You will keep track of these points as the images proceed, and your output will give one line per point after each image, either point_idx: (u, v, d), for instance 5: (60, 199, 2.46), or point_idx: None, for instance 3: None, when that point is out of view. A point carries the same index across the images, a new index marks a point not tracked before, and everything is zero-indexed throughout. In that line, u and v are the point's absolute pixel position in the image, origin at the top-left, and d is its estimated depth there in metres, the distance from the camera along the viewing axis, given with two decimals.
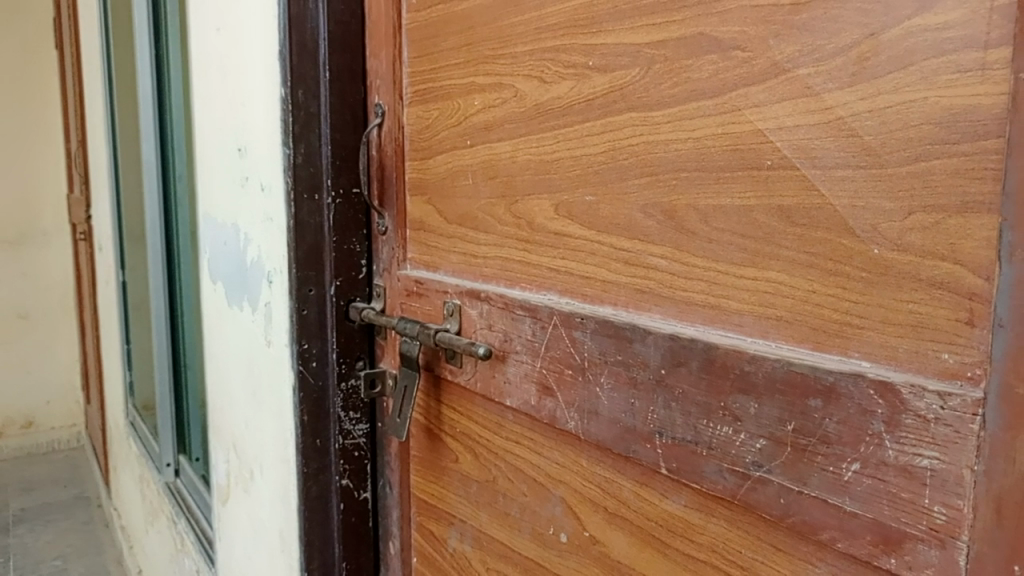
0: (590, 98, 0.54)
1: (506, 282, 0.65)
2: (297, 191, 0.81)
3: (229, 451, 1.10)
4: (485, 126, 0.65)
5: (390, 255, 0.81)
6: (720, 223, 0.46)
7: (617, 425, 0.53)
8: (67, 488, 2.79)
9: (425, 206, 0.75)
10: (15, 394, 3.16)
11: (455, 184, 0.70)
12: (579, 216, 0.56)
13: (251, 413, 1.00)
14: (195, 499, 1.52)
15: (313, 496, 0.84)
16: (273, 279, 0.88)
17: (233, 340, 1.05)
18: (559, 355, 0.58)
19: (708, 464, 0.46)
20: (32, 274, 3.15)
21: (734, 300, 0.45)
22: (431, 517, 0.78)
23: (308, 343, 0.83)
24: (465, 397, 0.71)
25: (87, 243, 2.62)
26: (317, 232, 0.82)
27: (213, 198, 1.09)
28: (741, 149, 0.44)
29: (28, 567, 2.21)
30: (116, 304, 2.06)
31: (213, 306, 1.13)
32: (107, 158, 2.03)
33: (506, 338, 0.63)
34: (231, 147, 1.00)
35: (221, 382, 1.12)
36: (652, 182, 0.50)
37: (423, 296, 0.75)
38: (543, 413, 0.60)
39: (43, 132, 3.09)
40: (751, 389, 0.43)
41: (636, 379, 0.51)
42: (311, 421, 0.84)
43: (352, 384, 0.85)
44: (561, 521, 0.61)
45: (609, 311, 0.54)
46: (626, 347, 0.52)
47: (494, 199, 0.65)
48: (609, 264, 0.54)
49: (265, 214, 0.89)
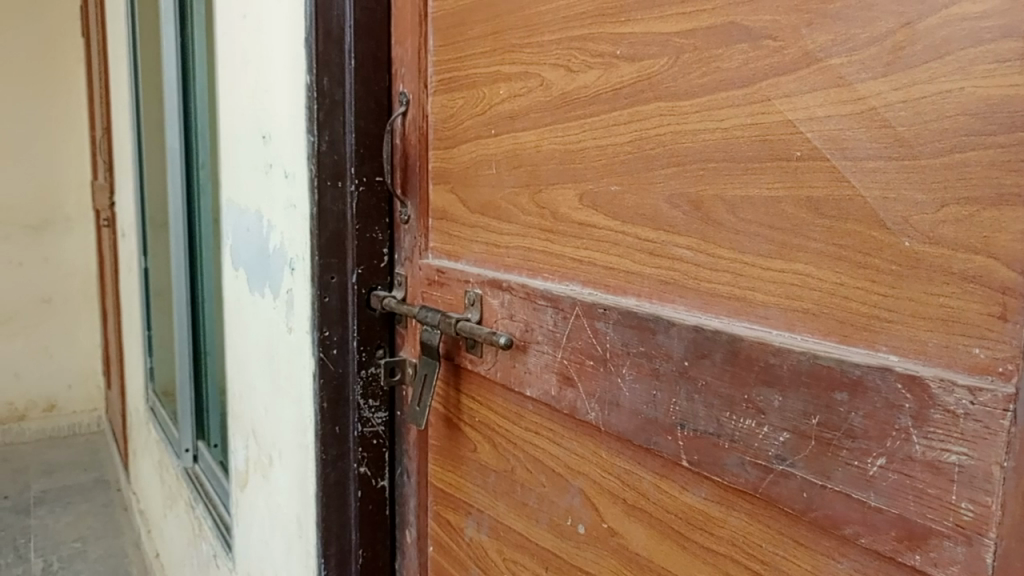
0: (617, 88, 0.54)
1: (528, 271, 0.65)
2: (320, 178, 0.81)
3: (249, 438, 1.11)
4: (511, 115, 0.65)
5: (412, 244, 0.81)
6: (746, 213, 0.45)
7: (638, 416, 0.52)
8: (86, 471, 2.82)
9: (448, 195, 0.75)
10: (39, 378, 3.20)
11: (478, 173, 0.70)
12: (603, 206, 0.56)
13: (271, 399, 1.00)
14: (213, 484, 1.53)
15: (331, 482, 0.85)
16: (295, 266, 0.89)
17: (255, 327, 1.06)
18: (581, 345, 0.58)
19: (730, 456, 0.46)
20: (57, 260, 3.19)
21: (761, 292, 0.45)
22: (449, 507, 0.78)
23: (329, 331, 0.83)
24: (484, 386, 0.71)
25: (111, 230, 2.64)
26: (339, 219, 0.82)
27: (237, 186, 1.10)
28: (769, 139, 0.44)
29: (48, 548, 2.24)
30: (138, 289, 2.09)
31: (235, 294, 1.14)
32: (131, 148, 2.04)
33: (527, 328, 0.63)
34: (256, 135, 1.01)
35: (242, 370, 1.13)
36: (678, 173, 0.50)
37: (444, 286, 0.75)
38: (563, 403, 0.60)
39: (66, 121, 3.13)
40: (775, 381, 0.43)
41: (659, 371, 0.51)
42: (331, 407, 0.84)
43: (372, 372, 0.85)
44: (579, 511, 0.60)
45: (632, 302, 0.54)
46: (649, 339, 0.51)
47: (518, 188, 0.65)
48: (633, 254, 0.54)
49: (289, 201, 0.90)
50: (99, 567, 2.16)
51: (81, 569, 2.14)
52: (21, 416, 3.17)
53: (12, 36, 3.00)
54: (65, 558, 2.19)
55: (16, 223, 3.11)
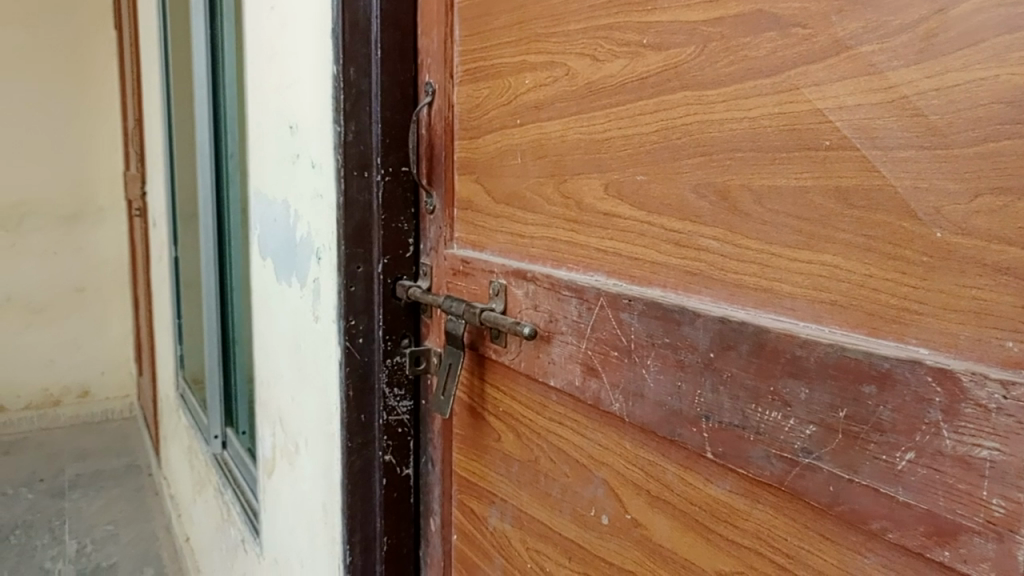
0: (643, 77, 0.54)
1: (553, 262, 0.65)
2: (347, 168, 0.82)
3: (276, 426, 1.12)
4: (536, 105, 0.65)
5: (437, 234, 0.81)
6: (774, 204, 0.45)
7: (663, 408, 0.52)
8: (118, 457, 2.87)
9: (473, 185, 0.75)
10: (73, 365, 3.27)
11: (503, 164, 0.70)
12: (628, 196, 0.56)
13: (298, 388, 1.01)
14: (241, 470, 1.55)
15: (357, 470, 0.85)
16: (321, 256, 0.89)
17: (282, 316, 1.06)
18: (605, 336, 0.57)
19: (755, 449, 0.45)
20: (90, 249, 3.25)
21: (788, 283, 0.44)
22: (472, 496, 0.79)
23: (354, 320, 0.84)
24: (508, 376, 0.71)
25: (142, 219, 2.69)
26: (366, 209, 0.83)
27: (265, 177, 1.11)
28: (798, 128, 0.43)
29: (82, 530, 2.29)
30: (169, 278, 2.13)
31: (263, 283, 1.15)
32: (163, 140, 2.07)
33: (551, 319, 0.63)
34: (284, 126, 1.01)
35: (270, 358, 1.14)
36: (705, 163, 0.49)
37: (469, 276, 0.75)
38: (587, 394, 0.60)
39: (100, 113, 3.17)
40: (802, 373, 0.42)
41: (684, 362, 0.50)
42: (356, 396, 0.85)
43: (398, 361, 0.85)
44: (602, 502, 0.60)
45: (657, 293, 0.53)
46: (674, 330, 0.51)
47: (543, 178, 0.65)
48: (658, 245, 0.54)
49: (316, 191, 0.90)
50: (130, 550, 2.20)
51: (114, 551, 2.18)
52: (55, 402, 3.24)
53: (48, 29, 3.05)
54: (98, 540, 2.24)
55: (50, 212, 3.16)
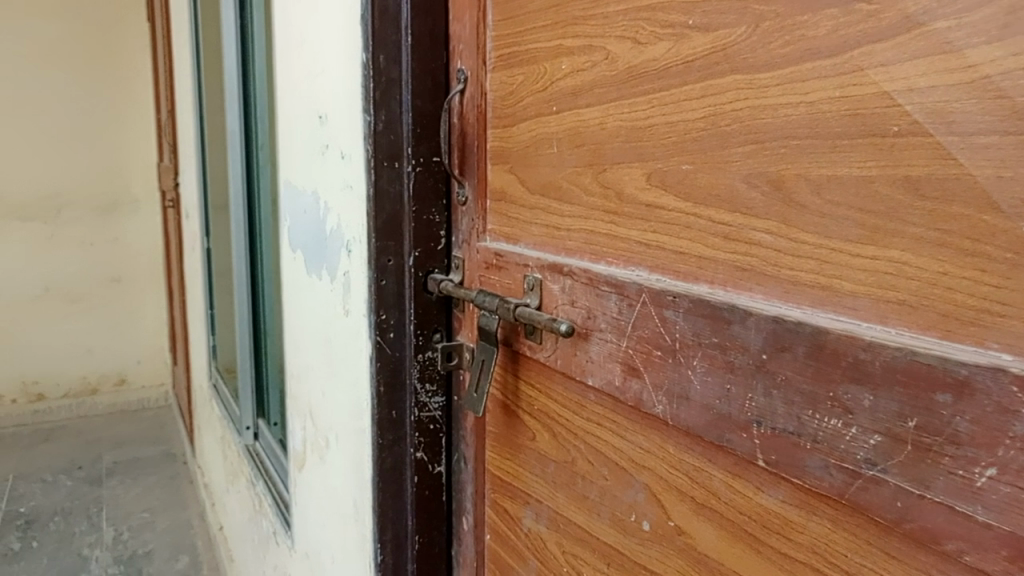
0: (689, 60, 0.51)
1: (590, 255, 0.62)
2: (377, 159, 0.80)
3: (306, 419, 1.11)
4: (573, 91, 0.62)
5: (469, 226, 0.79)
6: (834, 195, 0.42)
7: (710, 411, 0.49)
8: (154, 444, 2.90)
9: (506, 175, 0.73)
10: (110, 354, 3.31)
11: (539, 153, 0.67)
12: (672, 186, 0.53)
13: (328, 381, 0.99)
14: (273, 461, 1.54)
15: (388, 467, 0.84)
16: (351, 248, 0.87)
17: (312, 309, 1.05)
18: (647, 335, 0.54)
19: (813, 458, 0.42)
20: (125, 239, 3.28)
21: (849, 281, 0.41)
22: (506, 495, 0.76)
23: (385, 314, 0.82)
24: (543, 374, 0.69)
25: (174, 210, 2.70)
26: (396, 201, 0.81)
27: (295, 168, 1.09)
28: (861, 113, 0.40)
29: (119, 518, 2.32)
30: (201, 269, 2.13)
31: (293, 275, 1.14)
32: (194, 131, 2.07)
33: (589, 315, 0.60)
34: (313, 116, 0.99)
35: (300, 352, 1.12)
36: (757, 151, 0.46)
37: (502, 269, 0.73)
38: (627, 395, 0.57)
39: (133, 104, 3.20)
40: (866, 379, 0.39)
41: (733, 364, 0.47)
42: (387, 392, 0.83)
43: (429, 356, 0.83)
44: (643, 507, 0.58)
45: (704, 289, 0.50)
46: (723, 329, 0.48)
47: (580, 168, 0.62)
48: (706, 238, 0.51)
49: (346, 182, 0.88)
50: (165, 538, 2.22)
51: (149, 539, 2.20)
52: (93, 390, 3.29)
53: (83, 21, 3.07)
54: (134, 527, 2.27)
55: (86, 203, 3.19)
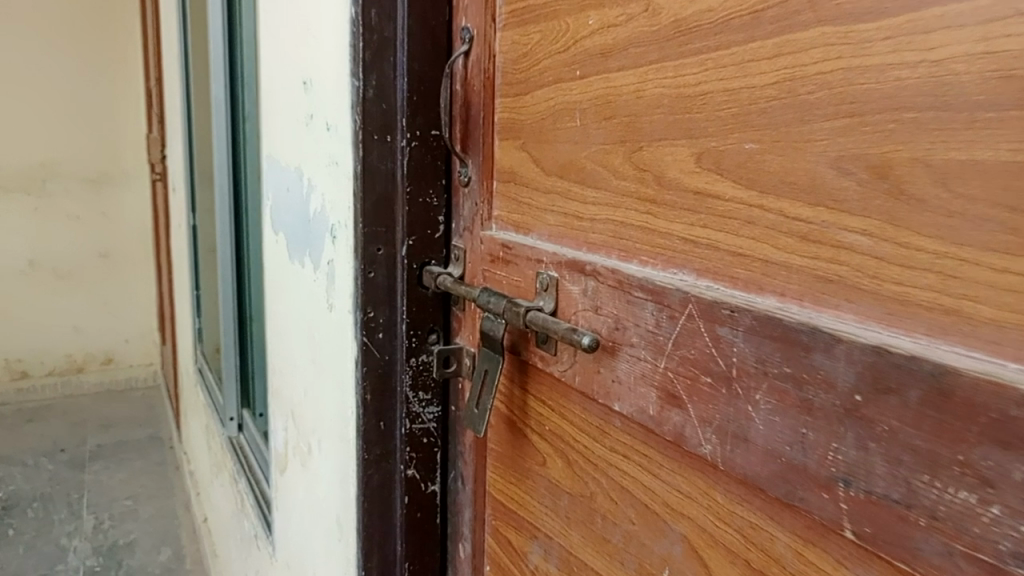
0: (758, 9, 0.40)
1: (619, 253, 0.51)
2: (367, 131, 0.68)
3: (289, 420, 1.00)
4: (602, 52, 0.52)
5: (473, 212, 0.68)
6: (967, 188, 0.31)
7: (778, 460, 0.39)
8: (141, 427, 2.80)
9: (518, 152, 0.62)
10: (97, 331, 3.20)
11: (558, 127, 0.57)
12: (730, 170, 0.42)
13: (311, 381, 0.88)
14: (257, 454, 1.44)
15: (375, 485, 0.73)
16: (336, 234, 0.76)
17: (294, 299, 0.94)
18: (693, 356, 0.44)
19: (928, 540, 0.32)
20: (114, 214, 3.16)
21: (988, 305, 0.30)
22: (509, 525, 0.66)
23: (373, 311, 0.71)
24: (558, 390, 0.58)
25: (163, 184, 2.58)
26: (388, 180, 0.70)
27: (279, 140, 0.98)
28: (1015, 75, 0.29)
29: (101, 505, 2.22)
30: (188, 247, 2.02)
31: (275, 259, 1.03)
32: (182, 101, 1.95)
33: (617, 326, 0.50)
34: (297, 82, 0.88)
35: (282, 345, 1.02)
36: (851, 127, 0.35)
37: (511, 265, 0.62)
38: (665, 427, 0.46)
39: (124, 73, 3.06)
40: (1014, 444, 0.28)
41: (812, 403, 0.37)
42: (375, 400, 0.72)
43: (423, 361, 0.72)
44: (680, 563, 0.47)
45: (771, 303, 0.40)
46: (798, 358, 0.37)
47: (609, 145, 0.52)
48: (775, 238, 0.40)
49: (331, 158, 0.76)
50: (149, 528, 2.13)
51: (132, 528, 2.11)
52: (80, 368, 3.19)
53: None
54: (117, 516, 2.17)
55: (74, 175, 3.07)
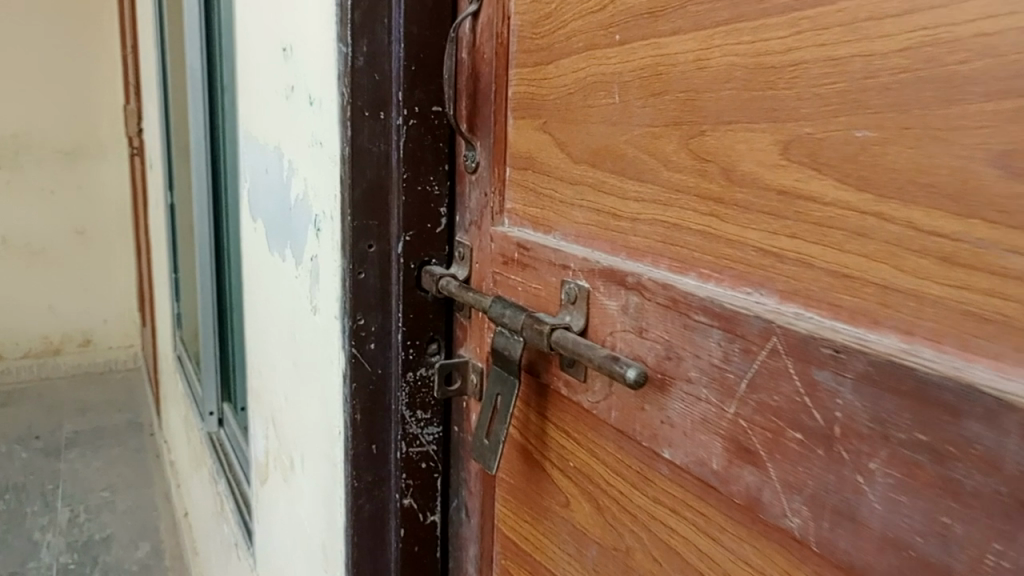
0: None
1: (671, 263, 0.41)
2: (356, 106, 0.58)
3: (268, 427, 0.90)
4: (651, 11, 0.41)
5: (481, 203, 0.58)
6: None
7: (903, 553, 0.29)
8: (120, 412, 2.70)
9: (537, 133, 0.52)
10: (74, 312, 3.08)
11: (590, 103, 0.47)
12: (833, 165, 0.32)
13: (292, 390, 0.79)
14: (236, 452, 1.35)
15: (366, 516, 0.64)
16: (320, 226, 0.66)
17: (274, 295, 0.83)
18: (778, 403, 0.34)
19: None
20: (91, 188, 3.03)
21: None
22: (523, 570, 0.57)
23: (364, 318, 0.61)
24: (587, 422, 0.48)
25: (140, 159, 2.45)
26: (381, 165, 0.59)
27: (256, 116, 0.87)
28: None
29: (76, 496, 2.12)
30: (165, 225, 1.91)
31: (253, 248, 0.92)
32: (157, 71, 1.83)
33: (670, 355, 0.40)
34: (275, 50, 0.77)
35: (261, 343, 0.92)
36: None
37: (529, 269, 0.52)
38: (735, 487, 0.37)
39: (100, 40, 2.91)
40: None
41: (959, 487, 0.27)
42: (366, 420, 0.62)
43: (423, 375, 0.62)
44: None
45: (893, 345, 0.30)
46: (940, 424, 0.28)
47: (659, 128, 0.42)
48: (898, 258, 0.30)
49: (314, 138, 0.66)
50: (126, 520, 2.04)
51: (109, 521, 2.01)
52: (56, 350, 3.07)
53: None
54: (92, 508, 2.07)
55: (49, 148, 2.93)
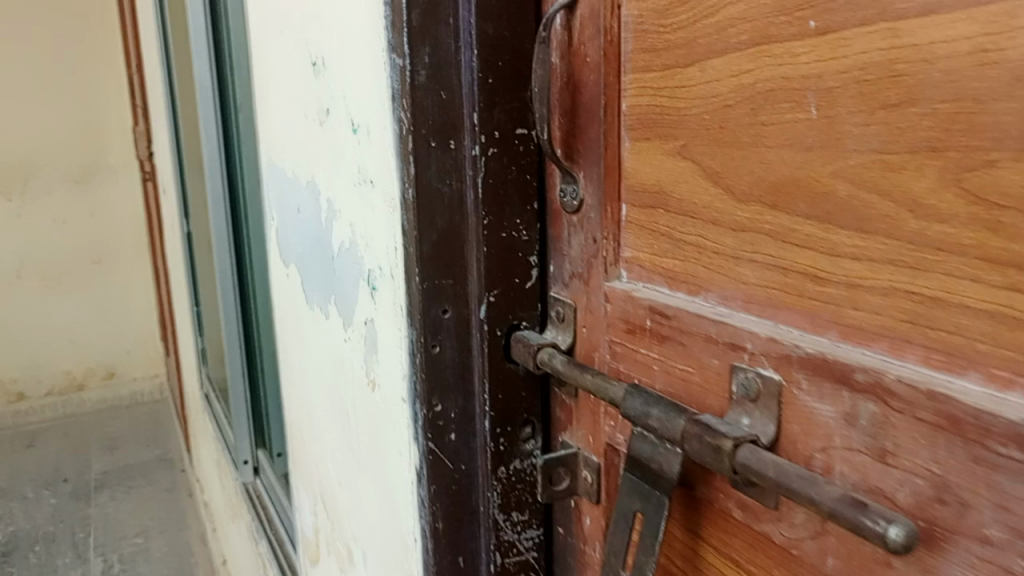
0: None
1: (934, 357, 0.28)
2: (418, 135, 0.45)
3: (317, 506, 0.78)
4: None
5: (586, 252, 0.44)
6: None
7: None
8: (149, 446, 2.60)
9: (671, 160, 0.38)
10: (96, 344, 2.99)
11: (762, 120, 0.33)
12: None
13: (346, 472, 0.66)
14: (277, 508, 1.23)
15: None
16: (374, 284, 0.53)
17: (316, 355, 0.71)
18: None
19: None
20: (104, 214, 2.92)
21: None
22: None
23: (441, 404, 0.48)
24: (778, 560, 0.35)
25: (153, 183, 2.34)
26: (455, 208, 0.46)
27: (280, 145, 0.74)
28: None
29: (109, 544, 2.02)
30: (184, 255, 1.79)
31: (286, 297, 0.80)
32: (165, 91, 1.71)
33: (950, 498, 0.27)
34: (301, 67, 0.64)
35: (303, 407, 0.79)
36: None
37: (674, 345, 0.39)
38: None
39: (103, 60, 2.80)
40: None
41: None
42: (449, 530, 0.49)
43: (518, 467, 0.49)
44: None
45: None
46: None
47: (898, 155, 0.28)
48: None
49: (360, 175, 0.53)
50: (162, 569, 1.93)
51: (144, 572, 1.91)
52: (80, 385, 2.99)
53: None
54: (126, 557, 1.97)
55: (58, 176, 2.83)
